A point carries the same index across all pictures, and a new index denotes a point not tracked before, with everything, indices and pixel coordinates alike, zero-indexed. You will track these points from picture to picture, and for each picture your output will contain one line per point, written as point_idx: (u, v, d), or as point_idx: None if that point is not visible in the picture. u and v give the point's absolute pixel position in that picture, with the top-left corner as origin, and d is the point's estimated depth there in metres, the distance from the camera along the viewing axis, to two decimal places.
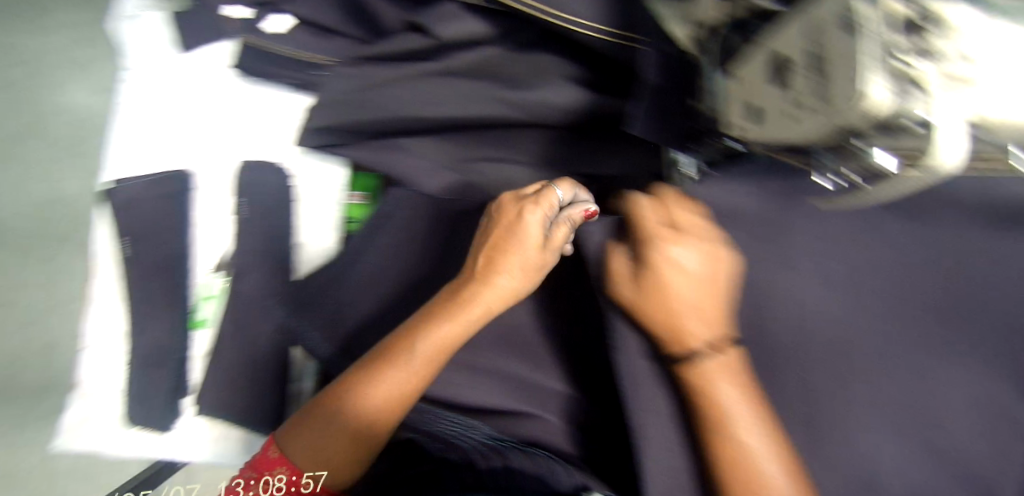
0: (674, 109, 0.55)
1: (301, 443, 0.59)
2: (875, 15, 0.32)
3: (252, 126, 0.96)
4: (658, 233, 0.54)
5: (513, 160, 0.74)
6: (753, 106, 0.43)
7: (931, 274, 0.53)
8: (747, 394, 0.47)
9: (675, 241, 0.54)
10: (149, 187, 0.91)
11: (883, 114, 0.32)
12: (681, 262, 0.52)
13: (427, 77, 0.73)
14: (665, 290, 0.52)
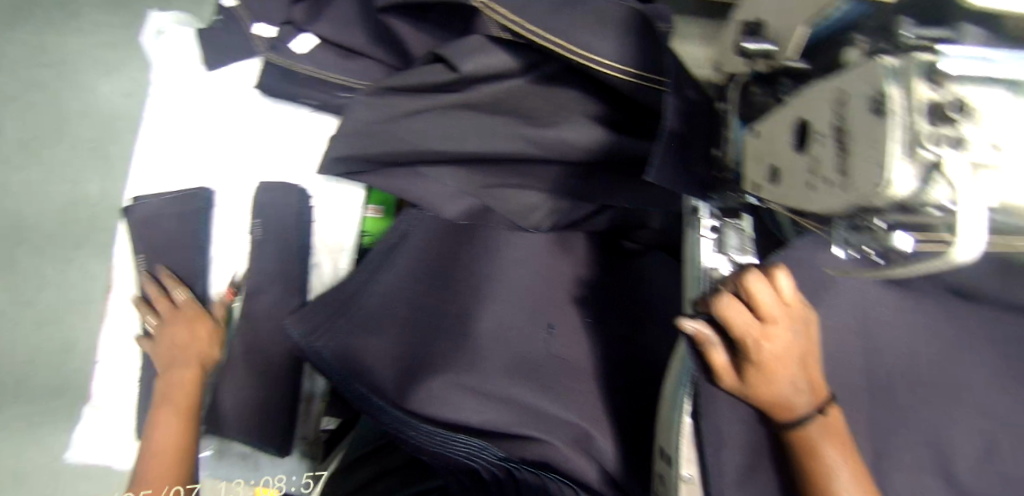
0: (699, 157, 0.55)
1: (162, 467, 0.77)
2: (913, 103, 0.31)
3: (272, 146, 0.98)
4: (753, 335, 0.48)
5: (530, 192, 0.77)
6: (774, 166, 0.43)
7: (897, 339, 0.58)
8: (845, 447, 0.50)
9: (771, 336, 0.48)
10: (166, 206, 0.93)
11: (908, 193, 0.31)
12: (774, 354, 0.48)
13: (449, 110, 0.74)
14: (770, 388, 0.49)
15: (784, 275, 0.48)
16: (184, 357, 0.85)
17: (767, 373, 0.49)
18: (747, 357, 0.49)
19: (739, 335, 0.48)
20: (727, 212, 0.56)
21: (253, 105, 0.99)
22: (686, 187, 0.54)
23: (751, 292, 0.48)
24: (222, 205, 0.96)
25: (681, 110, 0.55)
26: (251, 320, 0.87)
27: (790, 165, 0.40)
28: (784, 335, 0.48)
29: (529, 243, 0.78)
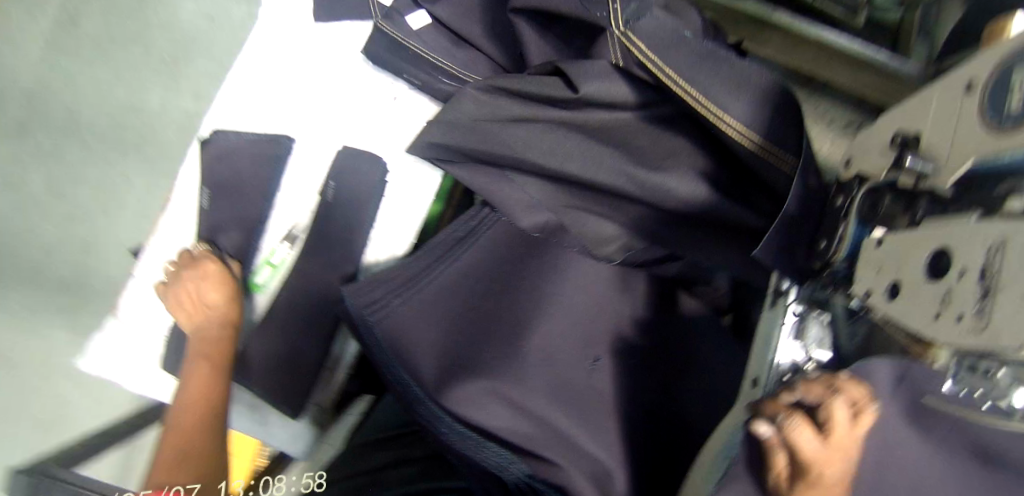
0: (800, 238, 0.58)
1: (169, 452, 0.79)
2: None
3: (358, 113, 0.99)
4: (816, 456, 0.43)
5: (612, 224, 0.78)
6: (897, 282, 0.44)
7: None
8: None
9: (833, 461, 0.44)
10: (246, 144, 0.95)
11: None
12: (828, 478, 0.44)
13: (554, 126, 0.75)
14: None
15: (865, 413, 0.46)
16: (209, 317, 0.85)
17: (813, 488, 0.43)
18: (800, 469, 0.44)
19: (802, 457, 0.44)
20: (813, 303, 0.56)
21: (351, 69, 1.00)
22: (785, 265, 0.56)
23: (830, 414, 0.45)
24: (298, 158, 0.97)
25: (801, 193, 0.59)
26: (301, 275, 0.90)
27: (917, 289, 0.41)
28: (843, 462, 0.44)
29: (597, 271, 0.80)
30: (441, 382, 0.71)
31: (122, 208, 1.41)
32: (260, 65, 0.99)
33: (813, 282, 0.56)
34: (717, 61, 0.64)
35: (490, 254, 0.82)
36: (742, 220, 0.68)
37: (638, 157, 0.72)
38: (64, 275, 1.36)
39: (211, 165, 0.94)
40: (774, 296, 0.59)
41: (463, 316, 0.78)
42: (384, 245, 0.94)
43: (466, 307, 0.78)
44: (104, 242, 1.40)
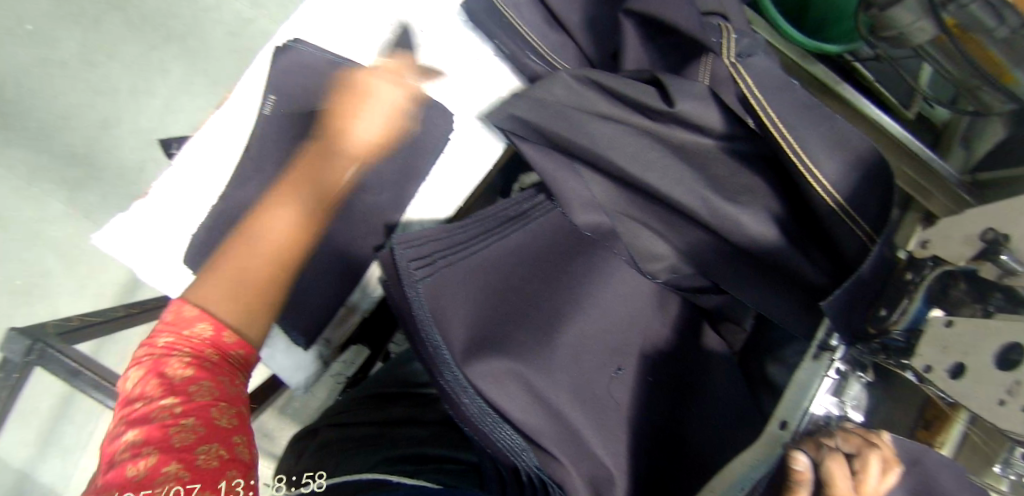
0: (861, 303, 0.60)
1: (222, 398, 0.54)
2: None
3: (442, 69, 0.99)
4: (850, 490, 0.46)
5: (664, 242, 0.80)
6: (958, 363, 0.47)
7: None
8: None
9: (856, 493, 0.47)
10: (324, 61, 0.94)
11: None
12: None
13: (640, 133, 0.77)
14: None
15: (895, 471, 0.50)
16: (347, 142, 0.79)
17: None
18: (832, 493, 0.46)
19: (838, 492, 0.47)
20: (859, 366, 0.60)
21: (447, 24, 1.00)
22: (841, 323, 0.59)
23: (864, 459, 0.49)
24: (368, 91, 0.96)
25: (876, 260, 0.61)
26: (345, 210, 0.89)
27: (984, 375, 0.44)
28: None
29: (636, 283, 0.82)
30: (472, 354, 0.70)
31: (151, 93, 1.45)
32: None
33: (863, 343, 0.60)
34: (816, 119, 0.67)
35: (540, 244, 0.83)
36: (797, 269, 0.71)
37: (715, 185, 0.74)
38: (77, 142, 1.41)
39: (285, 74, 0.93)
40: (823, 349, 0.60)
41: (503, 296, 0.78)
42: (429, 205, 0.96)
43: (506, 288, 0.79)
44: (125, 121, 1.44)
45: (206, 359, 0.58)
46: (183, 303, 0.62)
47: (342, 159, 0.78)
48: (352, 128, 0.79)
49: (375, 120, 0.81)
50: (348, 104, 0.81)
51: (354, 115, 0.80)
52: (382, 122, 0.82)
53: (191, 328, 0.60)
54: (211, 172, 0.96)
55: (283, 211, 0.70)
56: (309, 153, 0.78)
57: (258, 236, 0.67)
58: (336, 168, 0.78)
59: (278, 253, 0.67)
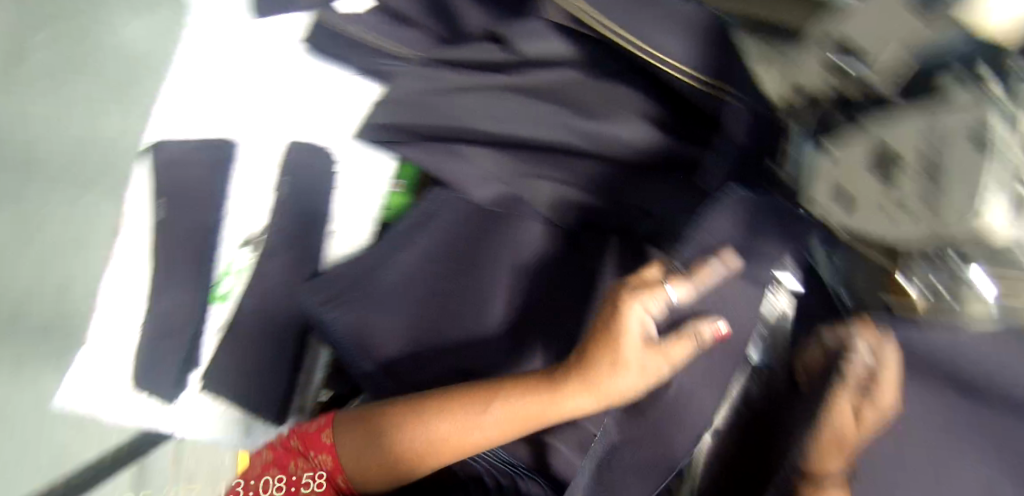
0: None
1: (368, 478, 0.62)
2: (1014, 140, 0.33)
3: (306, 107, 0.96)
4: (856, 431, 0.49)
5: (564, 187, 0.74)
6: (845, 189, 0.45)
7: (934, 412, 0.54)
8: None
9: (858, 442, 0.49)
10: (193, 151, 0.92)
11: (997, 234, 0.33)
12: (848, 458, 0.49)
13: (495, 91, 0.74)
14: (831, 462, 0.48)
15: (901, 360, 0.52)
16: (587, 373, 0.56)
17: (840, 454, 0.48)
18: (835, 433, 0.48)
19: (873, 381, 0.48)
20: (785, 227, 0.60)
21: (293, 62, 0.96)
22: (735, 189, 0.57)
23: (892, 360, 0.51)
24: (246, 160, 0.95)
25: (753, 117, 0.59)
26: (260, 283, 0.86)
27: (868, 191, 0.42)
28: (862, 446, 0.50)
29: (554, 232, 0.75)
30: (409, 371, 0.71)
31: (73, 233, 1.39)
32: (208, 71, 0.98)
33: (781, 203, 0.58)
34: (654, 10, 0.64)
35: (448, 234, 0.78)
36: (701, 160, 0.67)
37: (582, 109, 0.70)
38: None
39: (162, 176, 0.92)
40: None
41: (431, 293, 0.75)
42: (345, 237, 0.89)
43: (432, 288, 0.75)
44: None
45: (286, 447, 0.65)
46: (329, 425, 0.64)
47: (499, 412, 0.58)
48: (578, 375, 0.56)
49: (597, 362, 0.55)
50: (609, 310, 0.55)
51: (559, 394, 0.56)
52: (595, 343, 0.55)
53: (310, 429, 0.65)
54: (123, 296, 0.92)
55: (445, 423, 0.59)
56: (456, 414, 0.59)
57: (380, 448, 0.61)
58: (434, 435, 0.59)
59: (451, 457, 0.60)
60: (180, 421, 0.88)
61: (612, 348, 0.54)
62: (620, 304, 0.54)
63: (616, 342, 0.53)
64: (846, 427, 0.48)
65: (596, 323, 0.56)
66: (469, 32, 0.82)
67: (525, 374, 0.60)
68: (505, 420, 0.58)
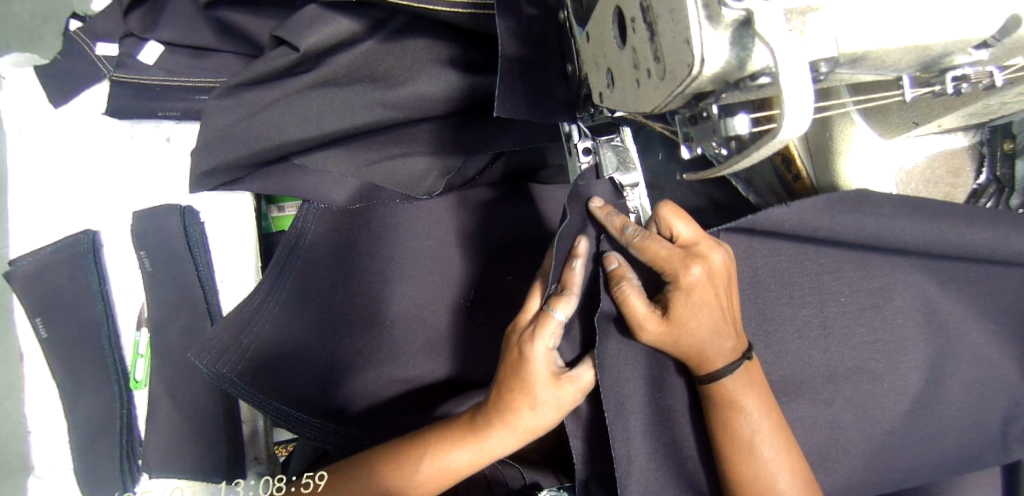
0: (545, 78, 0.51)
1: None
2: None
3: (141, 171, 0.84)
4: (675, 328, 0.48)
5: (416, 157, 0.72)
6: (608, 70, 0.36)
7: (833, 267, 0.55)
8: (774, 428, 0.50)
9: (698, 326, 0.48)
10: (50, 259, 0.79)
11: (723, 71, 0.24)
12: (712, 342, 0.48)
13: (302, 92, 0.67)
14: (709, 361, 0.49)
15: (681, 219, 0.51)
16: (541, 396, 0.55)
17: (700, 348, 0.49)
18: (671, 344, 0.49)
19: (663, 261, 0.49)
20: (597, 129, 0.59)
21: (105, 128, 0.84)
22: (540, 114, 0.51)
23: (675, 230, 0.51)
24: (115, 240, 0.84)
25: (519, 26, 0.49)
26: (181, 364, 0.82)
27: (619, 64, 0.33)
28: (715, 319, 0.48)
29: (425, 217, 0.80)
30: (332, 400, 0.72)
31: None
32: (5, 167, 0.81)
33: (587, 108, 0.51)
34: None
35: (321, 255, 0.76)
36: None
37: (391, 81, 0.65)
38: None
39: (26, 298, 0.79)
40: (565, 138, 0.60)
41: (327, 314, 0.75)
42: (234, 285, 0.87)
43: (326, 309, 0.75)
44: None
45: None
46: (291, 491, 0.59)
47: (444, 463, 0.55)
48: (496, 414, 0.55)
49: (513, 398, 0.54)
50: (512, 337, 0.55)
51: (484, 436, 0.56)
52: (508, 377, 0.54)
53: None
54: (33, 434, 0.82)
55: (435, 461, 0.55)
56: (402, 476, 0.55)
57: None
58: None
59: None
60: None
61: (523, 377, 0.53)
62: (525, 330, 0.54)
63: (526, 370, 0.52)
64: (674, 334, 0.48)
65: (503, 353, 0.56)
66: (264, 38, 0.74)
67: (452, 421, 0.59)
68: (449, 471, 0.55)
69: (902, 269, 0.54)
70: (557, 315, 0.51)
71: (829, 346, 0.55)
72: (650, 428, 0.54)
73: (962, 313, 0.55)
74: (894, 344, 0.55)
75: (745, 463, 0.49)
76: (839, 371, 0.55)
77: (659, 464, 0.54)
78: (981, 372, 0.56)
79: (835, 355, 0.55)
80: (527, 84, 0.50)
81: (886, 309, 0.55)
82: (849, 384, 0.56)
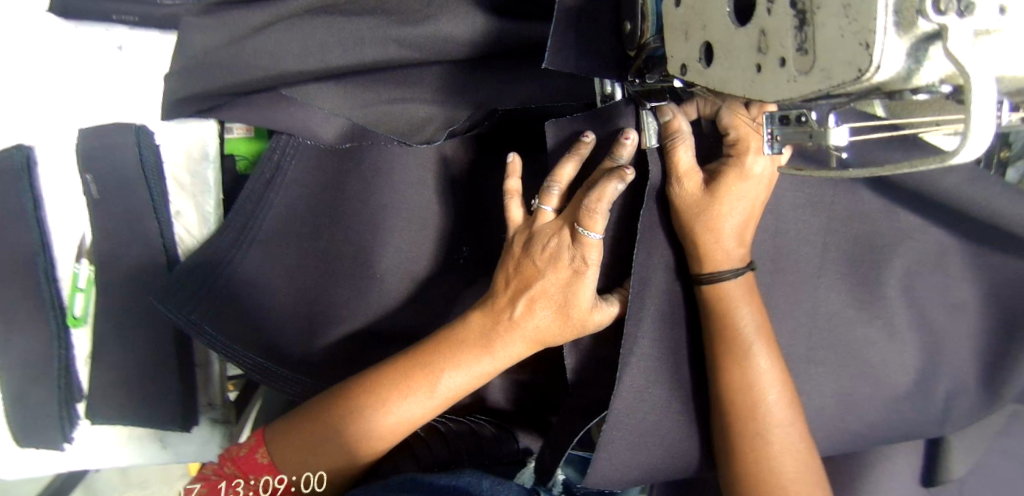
0: (598, 35, 0.48)
1: (363, 418, 0.54)
2: None
3: (88, 80, 0.72)
4: (704, 199, 0.50)
5: (421, 103, 0.65)
6: (705, 43, 0.34)
7: (832, 256, 0.60)
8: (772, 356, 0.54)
9: (726, 215, 0.50)
10: None
11: (890, 81, 0.23)
12: (722, 236, 0.51)
13: (302, 16, 0.60)
14: (724, 257, 0.51)
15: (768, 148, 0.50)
16: (567, 323, 0.53)
17: (715, 238, 0.50)
18: (699, 215, 0.50)
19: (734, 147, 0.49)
20: (643, 94, 0.50)
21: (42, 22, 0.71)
22: (588, 74, 0.48)
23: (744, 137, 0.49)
24: (54, 157, 0.73)
25: None
26: (132, 304, 0.74)
27: (727, 41, 0.32)
28: (741, 215, 0.51)
29: (421, 167, 0.71)
30: (309, 349, 0.70)
31: None
32: None
33: (631, 76, 0.48)
34: None
35: (301, 192, 0.69)
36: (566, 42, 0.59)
37: (408, 13, 0.59)
38: None
39: None
40: (604, 102, 0.54)
41: (307, 248, 0.70)
42: (190, 214, 0.77)
43: (306, 241, 0.70)
44: None
45: (219, 475, 0.54)
46: (260, 442, 0.56)
47: (462, 374, 0.54)
48: (517, 326, 0.53)
49: (541, 315, 0.53)
50: (555, 247, 0.52)
51: (497, 347, 0.54)
52: (532, 290, 0.53)
53: (240, 452, 0.56)
54: None
55: (447, 379, 0.54)
56: (417, 388, 0.54)
57: (338, 442, 0.55)
58: (401, 417, 0.54)
59: (426, 417, 0.55)
60: (90, 445, 0.78)
61: (561, 298, 0.52)
62: (569, 251, 0.51)
63: (568, 293, 0.52)
64: (702, 205, 0.50)
65: (536, 259, 0.53)
66: None
67: (463, 325, 0.56)
68: (464, 380, 0.54)
69: (886, 263, 0.61)
70: (592, 236, 0.49)
71: (815, 329, 0.61)
72: (649, 378, 0.54)
73: (924, 307, 0.63)
74: (865, 328, 0.62)
75: (743, 385, 0.54)
76: (821, 353, 0.61)
77: (655, 415, 0.56)
78: (928, 361, 0.64)
79: (814, 333, 0.61)
80: (581, 39, 0.47)
81: (867, 295, 0.61)
82: (828, 365, 0.61)
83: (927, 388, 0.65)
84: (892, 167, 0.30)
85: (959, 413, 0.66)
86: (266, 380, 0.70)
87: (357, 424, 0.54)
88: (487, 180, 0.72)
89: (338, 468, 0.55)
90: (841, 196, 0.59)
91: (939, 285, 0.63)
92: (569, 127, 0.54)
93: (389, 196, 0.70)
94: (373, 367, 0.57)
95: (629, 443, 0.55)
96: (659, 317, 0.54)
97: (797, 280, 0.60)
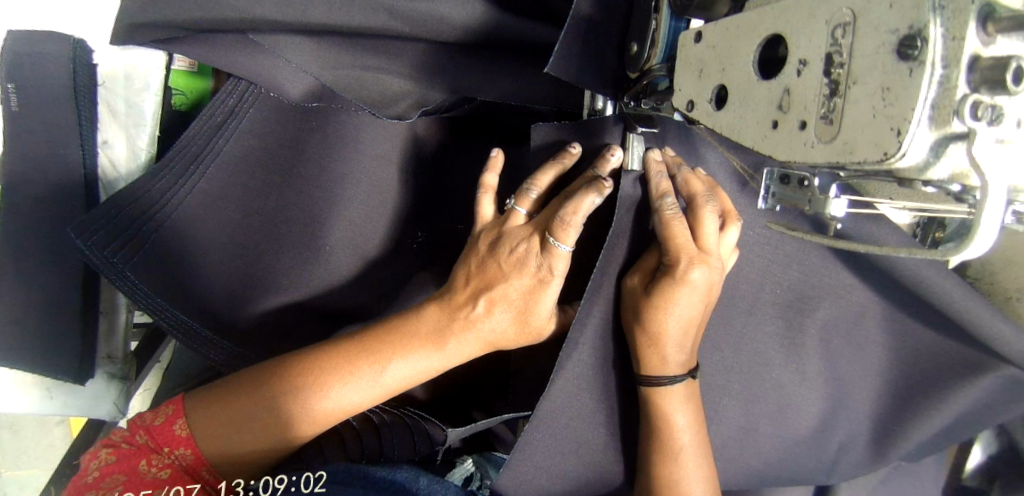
0: (603, 49, 0.47)
1: (298, 401, 0.51)
2: (958, 44, 0.22)
3: None
4: (643, 301, 0.49)
5: (399, 78, 0.59)
6: (721, 86, 0.32)
7: (785, 309, 0.61)
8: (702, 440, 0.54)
9: (663, 319, 0.48)
10: None
11: (909, 168, 0.24)
12: (667, 341, 0.49)
13: None
14: (659, 365, 0.50)
15: (736, 228, 0.51)
16: (523, 330, 0.52)
17: (652, 340, 0.49)
18: (636, 311, 0.50)
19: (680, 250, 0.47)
20: (636, 117, 0.48)
21: None
22: (585, 84, 0.47)
23: (700, 222, 0.48)
24: None
25: None
26: (34, 240, 0.66)
27: (746, 91, 0.30)
28: (687, 323, 0.49)
29: (387, 141, 0.66)
30: (234, 315, 0.63)
31: None
32: None
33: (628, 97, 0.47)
34: None
35: (253, 143, 0.63)
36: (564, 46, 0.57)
37: None
38: None
39: None
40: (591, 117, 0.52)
41: (251, 209, 0.64)
42: (122, 147, 0.70)
43: (252, 200, 0.64)
44: None
45: (134, 444, 0.52)
46: (179, 414, 0.53)
47: (410, 367, 0.52)
48: (471, 327, 0.51)
49: (498, 318, 0.51)
50: (523, 252, 0.50)
51: (447, 345, 0.52)
52: (493, 293, 0.51)
53: (155, 422, 0.53)
54: None
55: (394, 370, 0.52)
56: (361, 376, 0.52)
57: (264, 423, 0.51)
58: (339, 405, 0.52)
59: (366, 405, 0.53)
60: None
61: (521, 305, 0.51)
62: (536, 259, 0.49)
63: (529, 300, 0.50)
64: (642, 301, 0.49)
65: (501, 263, 0.51)
66: None
67: (419, 315, 0.54)
68: (411, 373, 0.52)
69: (832, 325, 0.62)
70: (562, 248, 0.48)
71: (751, 375, 0.63)
72: (584, 410, 0.53)
73: (856, 372, 0.65)
74: (795, 383, 0.64)
75: (671, 471, 0.53)
76: (753, 397, 0.63)
77: (580, 447, 0.55)
78: (845, 420, 0.67)
79: (747, 379, 0.62)
80: (585, 51, 0.46)
81: (808, 353, 0.63)
82: (753, 410, 0.64)
83: (834, 446, 0.68)
84: (893, 249, 0.32)
85: (852, 464, 0.70)
86: (186, 340, 0.62)
87: (291, 405, 0.51)
88: (453, 172, 0.69)
89: (261, 449, 0.52)
90: (806, 256, 0.59)
91: (876, 354, 0.65)
92: (554, 134, 0.52)
93: (351, 167, 0.65)
94: (318, 345, 0.54)
95: (547, 468, 0.54)
96: (601, 351, 0.53)
97: (744, 325, 0.61)
